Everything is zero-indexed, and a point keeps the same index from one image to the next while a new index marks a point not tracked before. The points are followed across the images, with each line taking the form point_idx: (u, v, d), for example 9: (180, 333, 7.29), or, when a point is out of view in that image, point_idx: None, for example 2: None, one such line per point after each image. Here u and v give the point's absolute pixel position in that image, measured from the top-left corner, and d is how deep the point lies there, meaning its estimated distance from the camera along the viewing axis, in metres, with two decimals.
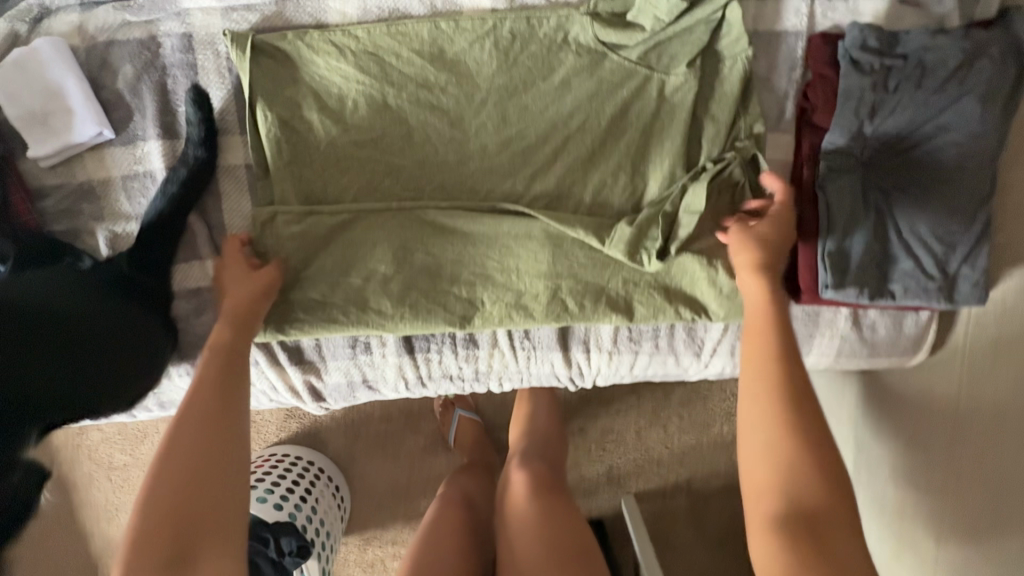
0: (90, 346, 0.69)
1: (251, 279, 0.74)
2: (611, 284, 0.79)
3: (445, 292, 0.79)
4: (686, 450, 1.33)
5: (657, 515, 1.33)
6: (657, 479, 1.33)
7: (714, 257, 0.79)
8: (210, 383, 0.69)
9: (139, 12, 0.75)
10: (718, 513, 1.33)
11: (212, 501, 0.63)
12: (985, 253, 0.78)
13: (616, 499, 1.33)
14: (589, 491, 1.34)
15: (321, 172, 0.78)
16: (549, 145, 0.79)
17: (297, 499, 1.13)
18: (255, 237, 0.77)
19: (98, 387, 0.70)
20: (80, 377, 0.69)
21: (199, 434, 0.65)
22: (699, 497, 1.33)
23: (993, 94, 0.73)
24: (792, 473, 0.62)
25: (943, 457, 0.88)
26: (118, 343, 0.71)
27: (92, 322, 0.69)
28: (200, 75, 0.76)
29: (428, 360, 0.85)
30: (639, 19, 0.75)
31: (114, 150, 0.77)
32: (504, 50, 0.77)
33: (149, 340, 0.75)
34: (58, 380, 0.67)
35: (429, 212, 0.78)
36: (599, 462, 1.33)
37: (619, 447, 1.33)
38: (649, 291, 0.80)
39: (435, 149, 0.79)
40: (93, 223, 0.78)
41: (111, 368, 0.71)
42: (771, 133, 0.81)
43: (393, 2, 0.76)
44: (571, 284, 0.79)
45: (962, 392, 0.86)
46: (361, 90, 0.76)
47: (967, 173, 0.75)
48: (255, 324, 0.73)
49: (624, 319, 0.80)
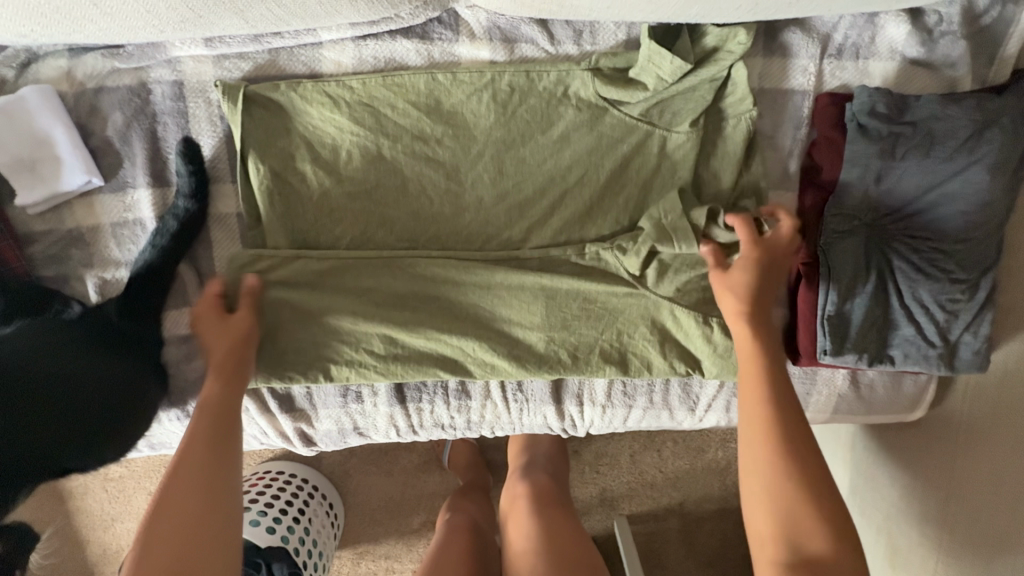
0: (84, 401, 0.69)
1: (228, 327, 0.71)
2: (606, 335, 0.77)
3: (436, 338, 0.76)
4: (680, 474, 1.33)
5: (649, 538, 1.33)
6: (650, 502, 1.33)
7: (710, 314, 0.76)
8: (205, 429, 0.66)
9: (129, 59, 0.73)
10: (710, 537, 1.33)
11: (211, 551, 0.58)
12: (989, 320, 0.77)
13: (608, 521, 1.33)
14: (582, 512, 1.33)
15: (313, 223, 0.76)
16: (546, 200, 0.77)
17: (290, 521, 1.10)
18: (231, 285, 0.74)
19: (95, 439, 0.70)
20: (77, 432, 0.69)
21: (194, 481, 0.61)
22: (691, 520, 1.33)
23: (1003, 164, 0.71)
24: (795, 521, 0.59)
25: (935, 514, 0.87)
26: (112, 395, 0.71)
27: (86, 375, 0.69)
28: (191, 123, 0.74)
29: (420, 410, 0.85)
30: (641, 77, 0.73)
31: (104, 198, 0.76)
32: (502, 103, 0.75)
33: (140, 392, 0.74)
34: (57, 435, 0.68)
35: (420, 262, 0.76)
36: (593, 484, 1.33)
37: (613, 469, 1.33)
38: (644, 343, 0.77)
39: (430, 201, 0.77)
40: (81, 269, 0.77)
41: (106, 419, 0.71)
42: (774, 191, 0.79)
43: (389, 52, 0.74)
44: (564, 336, 0.77)
45: (960, 448, 0.86)
46: (354, 140, 0.75)
47: (974, 243, 0.74)
48: (244, 373, 0.71)
49: (618, 372, 0.78)
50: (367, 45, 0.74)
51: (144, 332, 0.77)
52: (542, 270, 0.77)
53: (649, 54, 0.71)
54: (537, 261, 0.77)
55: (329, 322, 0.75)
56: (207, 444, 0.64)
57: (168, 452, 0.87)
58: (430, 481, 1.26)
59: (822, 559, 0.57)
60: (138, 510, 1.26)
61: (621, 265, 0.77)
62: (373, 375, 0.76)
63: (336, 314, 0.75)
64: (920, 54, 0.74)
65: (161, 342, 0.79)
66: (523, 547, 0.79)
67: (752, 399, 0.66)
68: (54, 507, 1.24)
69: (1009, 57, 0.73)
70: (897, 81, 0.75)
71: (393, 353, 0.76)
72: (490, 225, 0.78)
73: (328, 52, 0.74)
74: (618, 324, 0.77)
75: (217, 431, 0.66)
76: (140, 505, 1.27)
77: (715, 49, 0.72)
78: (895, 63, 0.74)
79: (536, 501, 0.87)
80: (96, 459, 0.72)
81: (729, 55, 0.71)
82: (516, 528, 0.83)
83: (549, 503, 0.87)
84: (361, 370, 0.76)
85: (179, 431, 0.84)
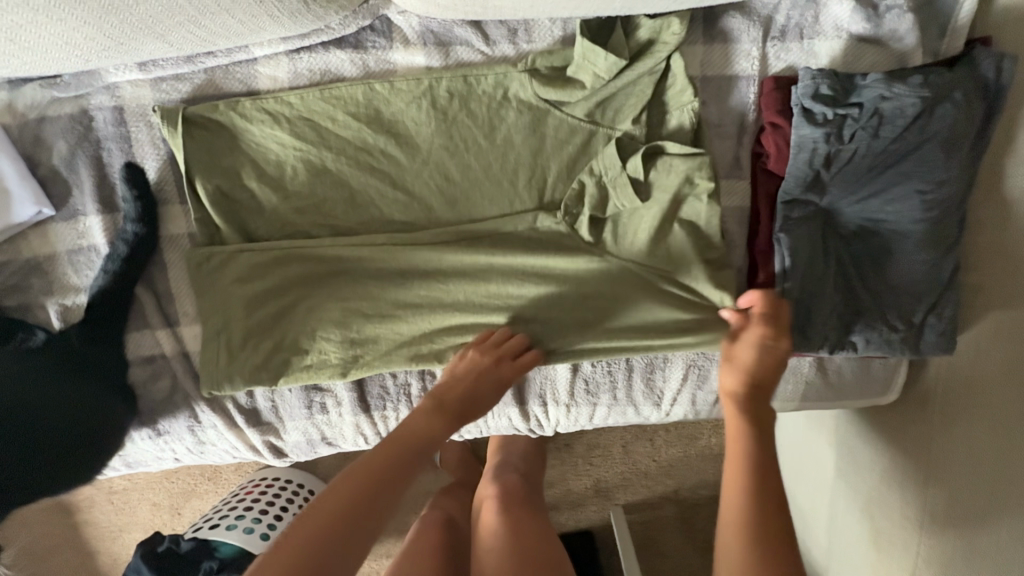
0: (63, 420, 0.71)
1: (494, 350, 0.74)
2: (559, 306, 0.76)
3: (390, 313, 0.77)
4: (674, 462, 1.31)
5: (646, 525, 1.33)
6: (645, 491, 1.32)
7: (659, 281, 0.76)
8: (404, 437, 0.69)
9: (67, 88, 0.73)
10: (708, 523, 1.33)
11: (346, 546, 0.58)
12: (954, 301, 0.74)
13: (604, 511, 1.33)
14: (576, 505, 1.33)
15: (266, 239, 0.77)
16: (495, 205, 0.77)
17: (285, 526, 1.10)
18: (191, 278, 0.76)
19: (82, 450, 0.73)
20: (65, 449, 0.72)
21: (346, 503, 0.61)
22: (688, 507, 1.33)
23: (956, 141, 0.69)
24: None
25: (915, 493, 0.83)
26: (88, 410, 0.73)
27: (61, 395, 0.71)
28: (134, 147, 0.75)
29: (386, 418, 0.85)
30: (578, 75, 0.72)
31: (56, 226, 0.77)
32: (442, 109, 0.74)
33: (112, 409, 0.77)
34: (47, 456, 0.70)
35: (367, 238, 0.77)
36: (587, 477, 1.31)
37: (606, 460, 1.31)
38: (599, 310, 0.76)
39: (380, 212, 0.77)
40: (42, 297, 0.78)
41: (87, 432, 0.73)
42: (724, 181, 0.78)
43: (324, 64, 0.74)
44: (514, 305, 0.76)
45: (940, 429, 0.82)
46: (298, 156, 0.75)
47: (932, 223, 0.72)
48: (454, 401, 0.72)
49: (573, 345, 0.76)
50: (301, 58, 0.74)
51: (106, 356, 0.78)
52: (489, 242, 0.76)
53: (583, 52, 0.70)
54: (487, 237, 0.77)
55: (286, 304, 0.77)
56: (379, 473, 0.65)
57: (146, 469, 0.89)
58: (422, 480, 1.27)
59: None
60: (143, 520, 1.29)
61: (572, 232, 0.76)
62: (330, 375, 0.78)
63: (296, 319, 0.77)
64: (867, 30, 0.72)
65: (124, 365, 0.80)
66: (490, 543, 0.80)
67: (733, 458, 0.64)
68: (60, 521, 1.27)
69: (961, 28, 0.71)
70: (844, 61, 0.73)
71: (347, 329, 0.77)
72: (437, 237, 0.77)
73: (263, 67, 0.74)
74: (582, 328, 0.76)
75: (393, 461, 0.66)
76: (144, 515, 1.29)
77: (650, 41, 0.71)
78: (841, 41, 0.72)
79: (505, 501, 0.88)
80: (89, 469, 0.76)
81: (665, 46, 0.70)
82: (483, 526, 0.84)
83: (517, 503, 0.88)
84: (318, 369, 0.78)
85: (154, 449, 0.85)
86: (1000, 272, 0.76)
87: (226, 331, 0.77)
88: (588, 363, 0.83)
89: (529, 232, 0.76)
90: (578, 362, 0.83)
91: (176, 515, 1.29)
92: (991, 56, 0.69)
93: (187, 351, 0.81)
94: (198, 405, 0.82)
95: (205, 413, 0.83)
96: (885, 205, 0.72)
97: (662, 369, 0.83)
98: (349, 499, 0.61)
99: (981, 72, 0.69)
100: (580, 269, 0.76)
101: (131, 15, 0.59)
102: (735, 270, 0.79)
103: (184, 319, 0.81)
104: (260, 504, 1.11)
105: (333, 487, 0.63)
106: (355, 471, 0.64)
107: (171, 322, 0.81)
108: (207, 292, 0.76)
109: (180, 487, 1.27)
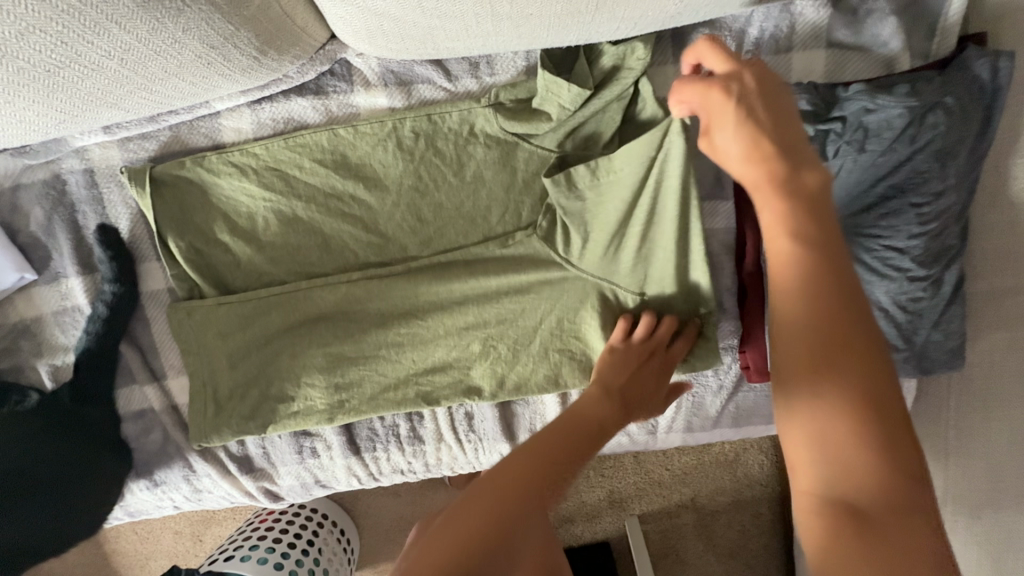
0: (76, 470, 0.75)
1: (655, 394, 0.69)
2: (542, 329, 0.75)
3: (374, 357, 0.77)
4: (688, 470, 1.17)
5: (663, 536, 1.18)
6: (661, 501, 1.17)
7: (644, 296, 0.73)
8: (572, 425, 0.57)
9: (36, 155, 0.73)
10: (728, 529, 1.17)
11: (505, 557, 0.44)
12: (958, 314, 0.71)
13: (620, 523, 1.18)
14: (591, 517, 1.18)
15: (244, 290, 0.76)
16: (471, 241, 0.75)
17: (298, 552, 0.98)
18: (173, 329, 0.76)
19: (93, 496, 0.77)
20: (80, 494, 0.76)
21: (503, 507, 0.45)
22: (706, 514, 1.17)
23: (951, 150, 0.65)
24: (844, 475, 0.38)
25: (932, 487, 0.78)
26: (95, 459, 0.76)
27: (70, 447, 0.74)
28: (108, 209, 0.76)
29: (376, 459, 0.84)
30: (544, 107, 0.69)
31: (40, 290, 0.78)
32: (408, 150, 0.73)
33: (114, 459, 0.79)
34: (65, 502, 0.74)
35: (344, 284, 0.75)
36: (600, 488, 1.18)
37: (619, 471, 1.18)
38: (584, 330, 0.75)
39: (355, 256, 0.76)
40: (32, 359, 0.79)
41: (96, 479, 0.77)
42: (706, 202, 0.75)
43: (286, 112, 0.73)
44: (500, 330, 0.75)
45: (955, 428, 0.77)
46: (268, 207, 0.74)
47: (933, 236, 0.67)
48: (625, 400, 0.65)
49: (558, 375, 0.76)
50: (263, 109, 0.73)
51: (100, 415, 0.78)
52: (469, 273, 0.75)
53: (546, 84, 0.67)
54: (464, 268, 0.75)
55: (271, 351, 0.77)
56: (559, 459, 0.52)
57: (147, 517, 0.88)
58: (433, 499, 1.13)
59: (867, 510, 0.37)
60: (166, 548, 1.26)
61: (552, 254, 0.74)
62: (317, 421, 0.77)
63: (281, 367, 0.77)
64: (847, 37, 0.69)
65: (115, 420, 0.80)
66: None
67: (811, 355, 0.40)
68: (74, 560, 1.26)
69: (952, 25, 0.67)
70: (826, 71, 0.70)
71: (335, 372, 0.77)
72: (417, 276, 0.75)
73: (226, 120, 0.73)
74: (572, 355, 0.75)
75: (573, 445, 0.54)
76: (168, 544, 1.27)
77: (615, 68, 0.68)
78: (820, 52, 0.70)
79: None
80: (100, 513, 0.79)
81: (630, 72, 0.68)
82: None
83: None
84: (305, 416, 0.77)
85: (153, 499, 0.85)
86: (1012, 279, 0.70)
87: (213, 382, 0.76)
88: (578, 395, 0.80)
89: (507, 265, 0.74)
90: (567, 395, 0.80)
91: (197, 542, 1.26)
92: (984, 56, 0.64)
93: (176, 404, 0.81)
94: (191, 455, 0.82)
95: (199, 462, 0.82)
96: (879, 220, 0.68)
97: None
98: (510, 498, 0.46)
99: (975, 74, 0.64)
100: (562, 298, 0.74)
101: (79, 90, 0.58)
102: (724, 290, 0.76)
103: (170, 371, 0.81)
104: (255, 532, 1.00)
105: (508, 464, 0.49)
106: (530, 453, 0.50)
107: (158, 376, 0.81)
108: (191, 344, 0.76)
109: (198, 516, 1.24)
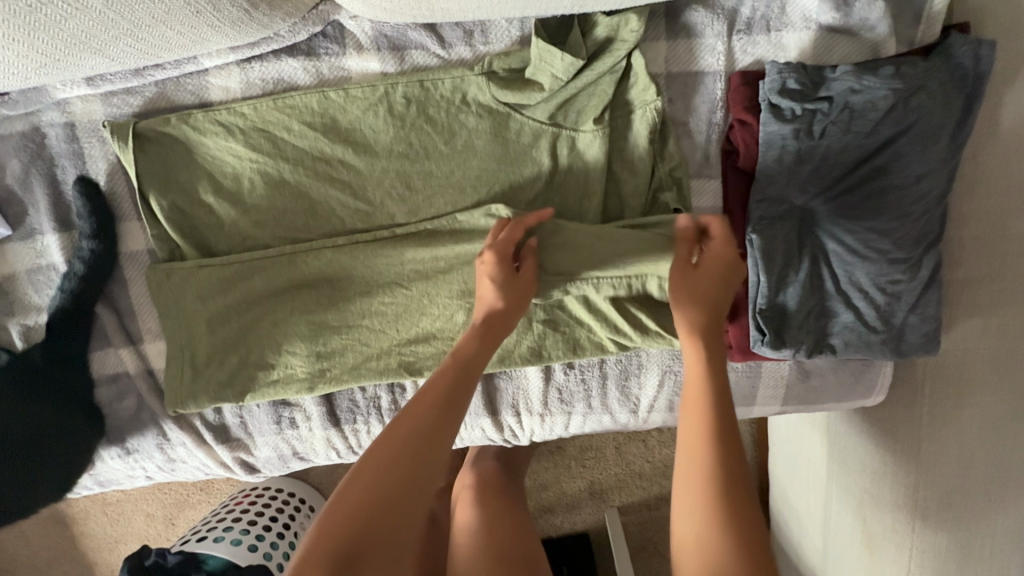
0: (51, 429, 0.74)
1: (514, 284, 0.68)
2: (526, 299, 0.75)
3: (357, 326, 0.76)
4: (669, 463, 1.17)
5: (642, 528, 1.18)
6: (641, 493, 1.17)
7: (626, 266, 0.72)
8: (453, 374, 0.61)
9: (15, 105, 0.72)
10: None
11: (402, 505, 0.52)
12: (936, 298, 0.72)
13: (599, 514, 1.19)
14: (571, 507, 1.19)
15: (228, 251, 0.75)
16: (459, 210, 0.74)
17: (274, 535, 0.96)
18: (152, 292, 0.74)
19: (67, 458, 0.76)
20: (55, 454, 0.75)
21: (390, 471, 0.52)
22: None
23: (932, 133, 0.66)
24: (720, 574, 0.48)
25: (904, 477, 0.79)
26: (70, 418, 0.75)
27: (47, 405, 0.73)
28: (88, 164, 0.74)
29: (356, 431, 0.83)
30: (536, 77, 0.70)
31: (13, 246, 0.76)
32: (399, 116, 0.72)
33: (89, 421, 0.77)
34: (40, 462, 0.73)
35: (327, 252, 0.74)
36: (581, 478, 1.17)
37: (600, 463, 1.17)
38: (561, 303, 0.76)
39: (341, 223, 0.75)
40: (3, 318, 0.77)
41: (69, 440, 0.75)
42: (695, 180, 0.76)
43: (276, 73, 0.72)
44: None
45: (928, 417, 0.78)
46: (255, 167, 0.73)
47: (913, 218, 0.69)
48: (499, 334, 0.67)
49: (536, 347, 0.76)
50: (252, 68, 0.72)
51: (72, 377, 0.76)
52: (456, 242, 0.74)
53: (539, 54, 0.68)
54: (452, 236, 0.75)
55: (254, 317, 0.76)
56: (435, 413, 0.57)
57: (119, 487, 0.86)
58: None
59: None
60: (137, 531, 1.22)
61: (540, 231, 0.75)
62: (297, 390, 0.76)
63: (262, 334, 0.76)
64: (836, 20, 0.70)
65: (88, 384, 0.77)
66: (462, 541, 0.73)
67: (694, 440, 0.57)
68: (40, 543, 1.23)
69: (937, 13, 0.68)
70: (814, 53, 0.71)
71: (318, 342, 0.76)
72: (405, 245, 0.74)
73: (215, 78, 0.72)
74: (555, 326, 0.76)
75: (451, 393, 0.59)
76: (138, 528, 1.24)
77: (608, 39, 0.69)
78: (809, 34, 0.71)
79: (483, 492, 0.81)
80: (71, 476, 0.77)
81: (623, 44, 0.68)
82: (458, 529, 0.76)
83: (497, 498, 0.81)
84: (284, 385, 0.76)
85: (124, 468, 0.83)
86: (988, 266, 0.72)
87: (190, 348, 0.75)
88: (561, 371, 0.80)
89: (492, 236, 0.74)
90: (551, 370, 0.80)
91: (170, 525, 1.23)
92: (967, 42, 0.66)
93: (152, 369, 0.79)
94: (165, 423, 0.80)
95: (174, 430, 0.80)
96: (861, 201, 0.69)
97: (637, 375, 0.81)
98: (395, 469, 0.53)
99: (957, 60, 0.66)
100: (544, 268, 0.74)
101: (62, 31, 0.57)
102: None
103: (147, 335, 0.79)
104: (231, 513, 0.98)
105: (405, 416, 0.56)
106: (422, 397, 0.58)
107: (134, 340, 0.79)
108: (173, 308, 0.75)
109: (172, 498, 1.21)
